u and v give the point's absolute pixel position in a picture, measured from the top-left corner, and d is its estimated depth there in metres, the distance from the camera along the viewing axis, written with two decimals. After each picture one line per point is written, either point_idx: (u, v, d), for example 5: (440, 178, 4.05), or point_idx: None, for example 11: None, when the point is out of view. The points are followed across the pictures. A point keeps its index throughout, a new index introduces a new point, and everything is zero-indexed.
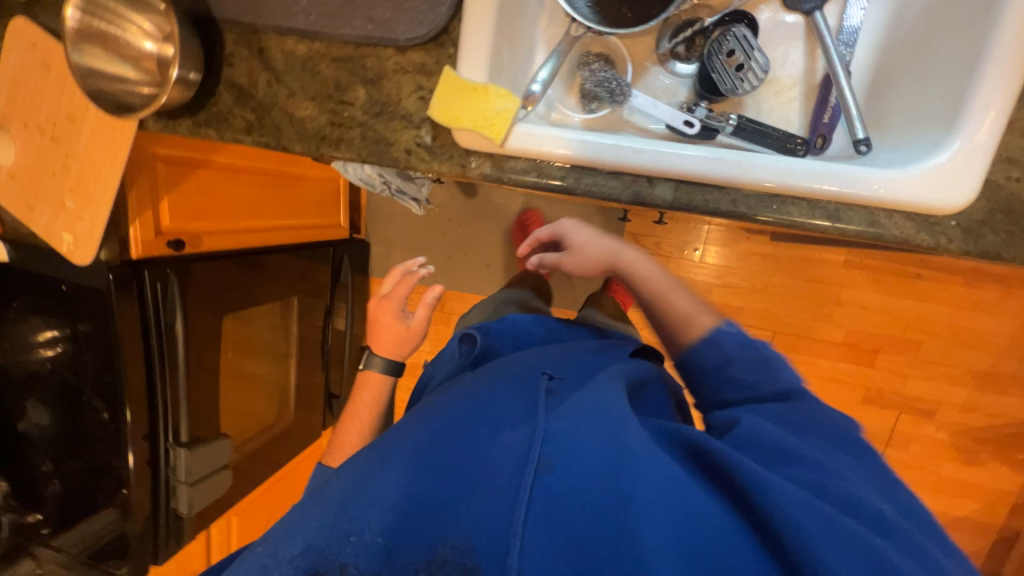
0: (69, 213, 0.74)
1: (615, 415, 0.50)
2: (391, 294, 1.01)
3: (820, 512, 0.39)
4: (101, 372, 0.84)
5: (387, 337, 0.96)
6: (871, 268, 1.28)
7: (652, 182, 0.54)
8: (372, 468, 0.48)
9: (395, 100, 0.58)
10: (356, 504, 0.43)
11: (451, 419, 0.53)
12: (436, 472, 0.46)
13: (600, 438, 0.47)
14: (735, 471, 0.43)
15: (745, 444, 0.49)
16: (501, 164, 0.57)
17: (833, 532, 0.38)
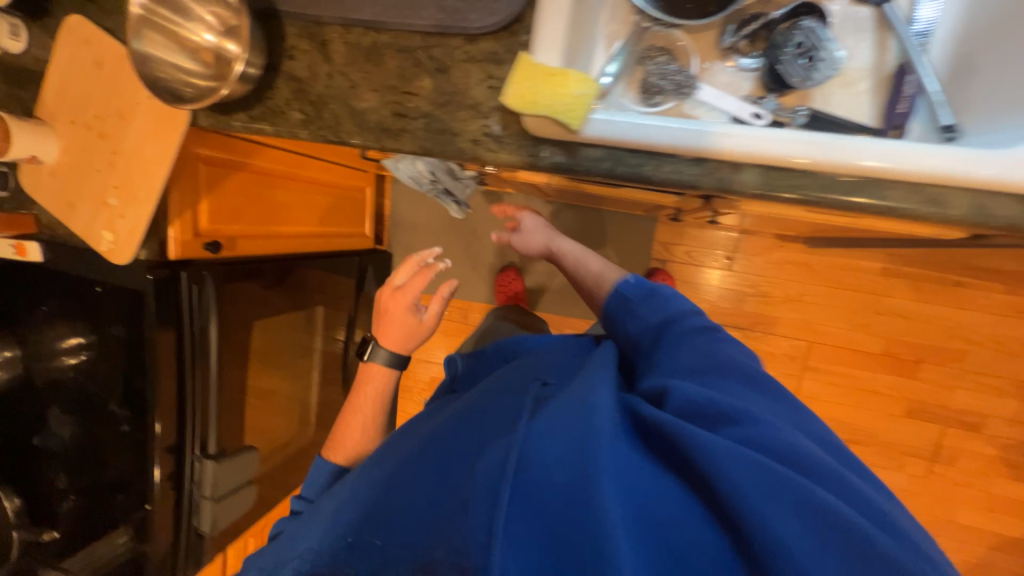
0: (112, 211, 0.72)
1: (578, 401, 0.49)
2: (403, 283, 0.87)
3: (767, 486, 0.41)
4: (132, 378, 0.80)
5: (395, 331, 0.85)
6: (909, 276, 1.26)
7: (738, 167, 0.52)
8: (366, 484, 0.54)
9: (462, 90, 0.57)
10: (349, 515, 0.50)
11: (437, 431, 0.56)
12: (416, 481, 0.49)
13: (564, 428, 0.45)
14: (689, 449, 0.43)
15: (690, 411, 0.49)
16: (575, 152, 0.55)
17: (793, 511, 0.39)
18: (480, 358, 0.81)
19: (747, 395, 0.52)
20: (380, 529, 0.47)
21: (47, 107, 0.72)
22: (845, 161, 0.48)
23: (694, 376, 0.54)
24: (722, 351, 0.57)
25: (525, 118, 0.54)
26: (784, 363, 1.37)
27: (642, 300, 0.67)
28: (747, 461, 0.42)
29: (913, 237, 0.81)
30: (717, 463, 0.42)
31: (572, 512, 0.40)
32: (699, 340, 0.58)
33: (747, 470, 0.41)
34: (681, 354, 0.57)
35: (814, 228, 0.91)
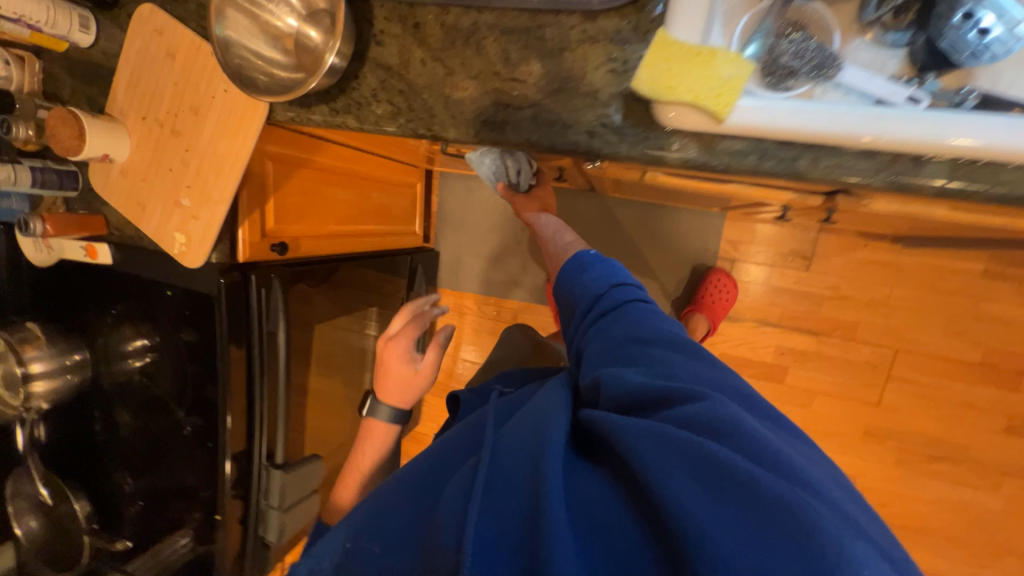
0: (184, 211, 0.69)
1: (536, 409, 0.50)
2: (395, 335, 0.82)
3: (681, 459, 0.38)
4: (203, 384, 0.77)
5: (394, 385, 0.80)
6: (1016, 279, 1.15)
7: (918, 162, 0.44)
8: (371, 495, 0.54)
9: (578, 75, 0.51)
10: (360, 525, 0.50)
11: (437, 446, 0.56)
12: (412, 494, 0.49)
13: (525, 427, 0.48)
14: (616, 434, 0.43)
15: (626, 399, 0.47)
16: (714, 145, 0.48)
17: (703, 486, 0.36)
18: (479, 390, 0.76)
19: (677, 365, 0.50)
20: (381, 537, 0.47)
21: (116, 103, 0.69)
22: None
23: (628, 357, 0.52)
24: (658, 327, 0.55)
25: (658, 105, 0.47)
26: (864, 372, 1.27)
27: (593, 278, 0.62)
28: (655, 437, 0.40)
29: None
30: (633, 443, 0.41)
31: (526, 509, 0.40)
32: (641, 318, 0.56)
33: (657, 448, 0.39)
34: (616, 331, 0.55)
35: (934, 228, 0.81)
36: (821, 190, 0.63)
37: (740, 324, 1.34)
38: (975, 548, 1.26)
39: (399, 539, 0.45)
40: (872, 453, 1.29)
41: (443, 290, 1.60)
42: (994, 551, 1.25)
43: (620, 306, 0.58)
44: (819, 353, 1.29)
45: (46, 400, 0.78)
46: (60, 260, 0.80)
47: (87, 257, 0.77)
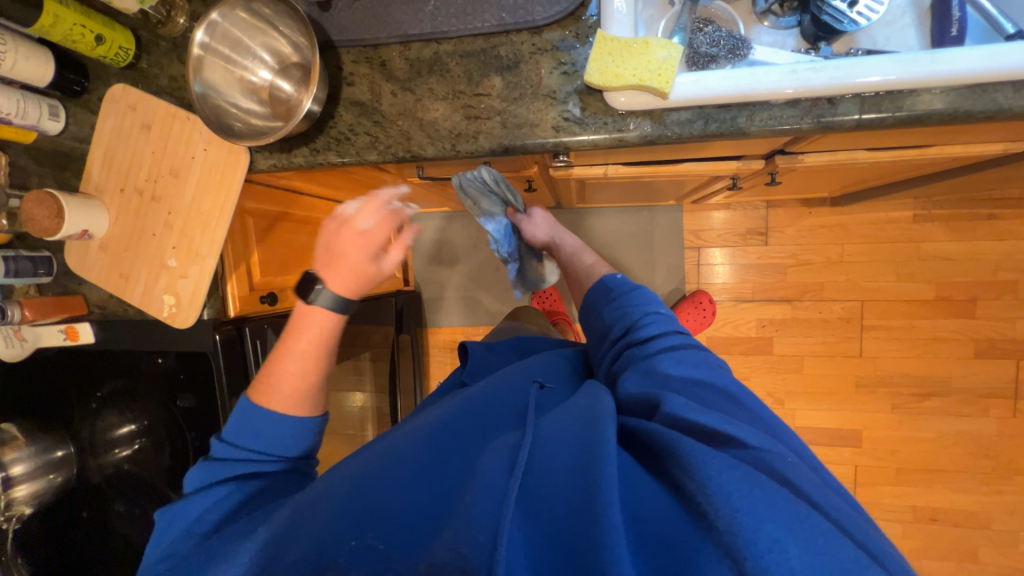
0: (172, 272, 0.69)
1: (589, 419, 0.46)
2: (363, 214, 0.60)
3: (771, 505, 0.35)
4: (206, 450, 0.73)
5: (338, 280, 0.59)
6: (942, 218, 1.29)
7: (833, 102, 0.52)
8: (370, 469, 0.47)
9: (534, 81, 0.58)
10: (358, 510, 0.43)
11: (450, 425, 0.50)
12: (431, 483, 0.44)
13: (578, 441, 0.43)
14: (687, 462, 0.39)
15: (684, 425, 0.43)
16: (664, 119, 0.54)
17: (791, 534, 0.33)
18: (491, 344, 0.74)
19: (735, 405, 0.46)
20: (388, 531, 0.41)
21: (91, 182, 0.70)
22: (953, 75, 0.48)
23: (682, 390, 0.47)
24: (708, 359, 0.51)
25: (611, 93, 0.54)
26: (841, 328, 1.35)
27: (630, 302, 0.59)
28: (740, 476, 0.37)
29: (966, 163, 0.83)
30: (713, 476, 0.37)
31: (575, 521, 0.38)
32: (691, 350, 0.51)
33: (741, 484, 0.36)
34: (669, 361, 0.50)
35: (863, 177, 0.92)
36: (763, 151, 0.71)
37: (719, 306, 1.41)
38: (985, 474, 1.30)
39: (409, 542, 0.40)
40: (868, 403, 1.35)
41: (430, 330, 1.61)
42: (1003, 474, 1.30)
43: (667, 338, 0.53)
44: (796, 318, 1.37)
45: (28, 503, 0.74)
46: (36, 352, 0.76)
47: (67, 341, 0.74)
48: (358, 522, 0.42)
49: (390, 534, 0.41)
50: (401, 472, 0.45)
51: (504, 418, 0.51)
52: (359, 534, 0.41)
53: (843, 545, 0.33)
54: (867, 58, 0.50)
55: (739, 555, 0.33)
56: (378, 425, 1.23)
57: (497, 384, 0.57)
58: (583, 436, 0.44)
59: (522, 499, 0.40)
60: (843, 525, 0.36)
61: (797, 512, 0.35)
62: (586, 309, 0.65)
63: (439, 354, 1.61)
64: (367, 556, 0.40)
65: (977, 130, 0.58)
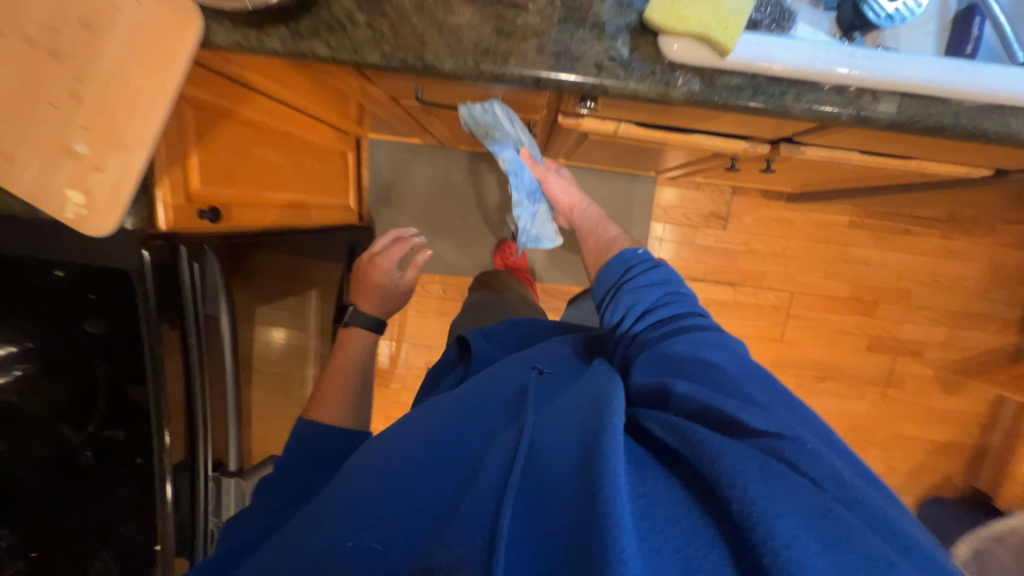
0: (81, 161, 0.52)
1: (591, 408, 0.45)
2: (384, 252, 0.99)
3: (792, 498, 0.34)
4: (122, 387, 0.61)
5: (372, 294, 0.93)
6: (870, 227, 1.44)
7: (875, 97, 0.51)
8: (364, 467, 0.44)
9: (582, 7, 0.50)
10: (353, 507, 0.39)
11: (449, 419, 0.48)
12: (428, 478, 0.41)
13: (584, 432, 0.42)
14: (704, 451, 0.39)
15: (701, 414, 0.43)
16: (714, 80, 0.51)
17: (811, 528, 0.33)
18: (490, 334, 0.70)
19: (749, 390, 0.45)
20: (385, 529, 0.37)
21: None
22: (982, 89, 0.50)
23: (694, 372, 0.47)
24: (727, 345, 0.50)
25: (666, 37, 0.48)
26: (770, 314, 1.50)
27: (644, 285, 0.58)
28: (757, 469, 0.37)
29: (923, 180, 0.91)
30: (726, 467, 0.37)
31: (580, 513, 0.36)
32: (707, 334, 0.51)
33: (760, 476, 0.36)
34: (684, 347, 0.50)
35: (834, 178, 0.98)
36: (773, 136, 0.71)
37: None
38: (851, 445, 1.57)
39: (411, 541, 0.37)
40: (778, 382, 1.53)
41: None
42: (862, 445, 1.57)
43: (682, 324, 0.53)
44: (736, 300, 1.49)
45: None
46: None
47: None
48: (352, 519, 0.38)
49: (386, 531, 0.37)
50: (398, 466, 0.42)
51: (500, 408, 0.50)
52: (353, 533, 0.37)
53: (869, 535, 0.33)
54: (910, 57, 0.50)
55: (757, 542, 0.33)
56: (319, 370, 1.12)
57: (497, 378, 0.55)
58: (587, 427, 0.42)
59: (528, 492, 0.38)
60: (871, 518, 0.35)
61: (822, 504, 0.34)
62: (596, 292, 0.63)
63: None
64: (364, 558, 0.36)
65: (966, 151, 0.62)
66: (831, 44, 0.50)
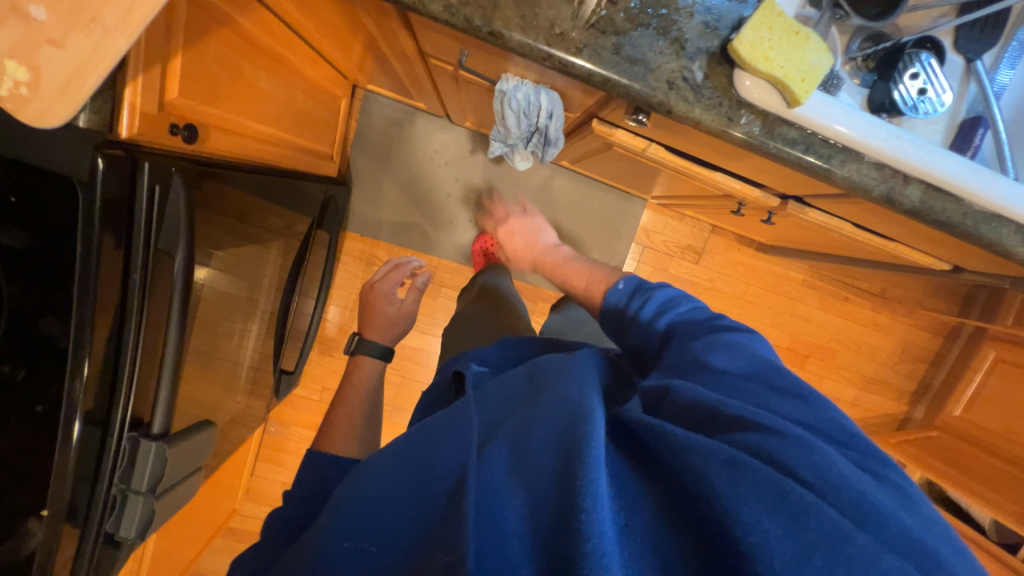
0: (35, 29, 0.41)
1: (560, 401, 0.42)
2: (383, 278, 1.02)
3: (764, 493, 0.33)
4: (35, 315, 0.50)
5: (376, 319, 0.93)
6: (817, 288, 1.57)
7: (905, 181, 0.54)
8: (364, 469, 0.45)
9: (668, 16, 0.48)
10: (349, 508, 0.41)
11: (439, 419, 0.46)
12: (413, 474, 0.42)
13: (564, 430, 0.39)
14: (673, 446, 0.37)
15: (696, 411, 0.41)
16: (773, 128, 0.50)
17: (774, 513, 0.32)
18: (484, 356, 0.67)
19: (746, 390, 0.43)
20: (376, 532, 0.39)
21: None
22: (993, 198, 0.54)
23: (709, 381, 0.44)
24: (741, 345, 0.48)
25: (743, 72, 0.47)
26: None
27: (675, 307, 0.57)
28: (722, 462, 0.34)
29: (886, 259, 0.99)
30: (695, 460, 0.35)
31: (556, 518, 0.34)
32: (725, 335, 0.49)
33: (735, 473, 0.34)
34: (709, 348, 0.47)
35: (813, 241, 1.04)
36: (789, 192, 0.74)
37: None
38: None
39: (399, 547, 0.38)
40: None
41: (349, 234, 1.39)
42: None
43: (720, 336, 0.49)
44: None
45: None
46: None
47: None
48: (342, 523, 0.40)
49: (382, 537, 0.39)
50: (379, 469, 0.44)
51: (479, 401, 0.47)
52: (349, 536, 0.39)
53: (833, 517, 0.31)
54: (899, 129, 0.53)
55: (733, 536, 0.32)
56: (267, 330, 1.01)
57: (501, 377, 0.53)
58: (566, 422, 0.39)
59: (498, 492, 0.37)
60: (867, 517, 0.33)
61: (780, 486, 0.33)
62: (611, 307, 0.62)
63: (352, 265, 1.40)
64: (360, 559, 0.38)
65: (951, 247, 0.67)
66: (868, 116, 0.51)
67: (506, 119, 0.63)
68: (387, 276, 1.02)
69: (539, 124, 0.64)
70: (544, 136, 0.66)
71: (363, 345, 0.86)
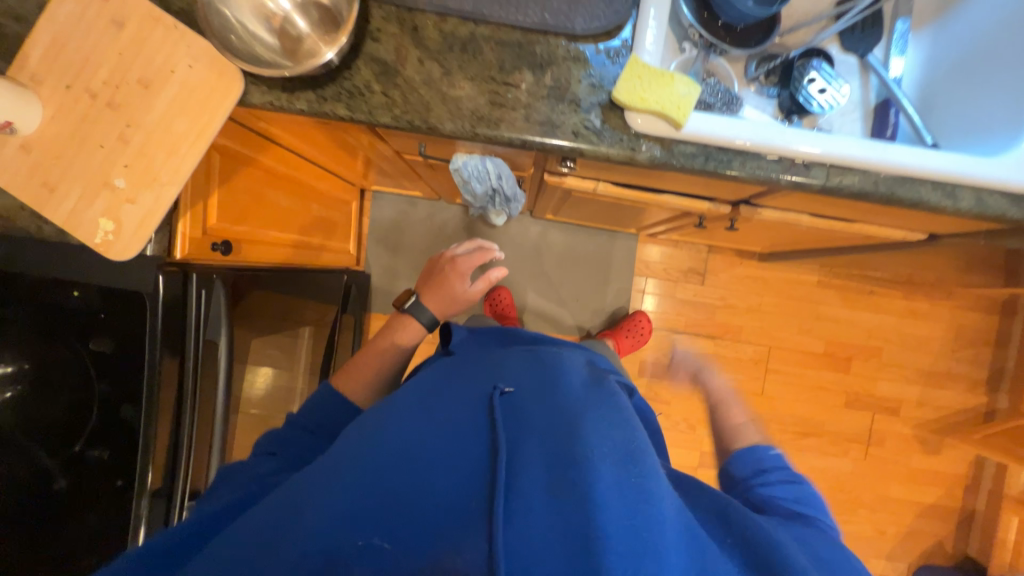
0: (117, 193, 0.59)
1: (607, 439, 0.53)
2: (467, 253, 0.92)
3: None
4: (117, 403, 0.63)
5: (438, 294, 0.86)
6: (837, 287, 1.54)
7: (808, 167, 0.61)
8: (380, 453, 0.47)
9: (562, 86, 0.61)
10: (370, 500, 0.44)
11: (471, 421, 0.53)
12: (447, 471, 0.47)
13: (611, 464, 0.49)
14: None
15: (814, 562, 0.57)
16: (672, 147, 0.60)
17: None
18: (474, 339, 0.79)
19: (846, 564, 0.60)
20: (392, 528, 0.42)
21: (25, 68, 0.58)
22: (898, 164, 0.60)
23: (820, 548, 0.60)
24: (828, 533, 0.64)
25: (631, 112, 0.59)
26: (750, 367, 1.55)
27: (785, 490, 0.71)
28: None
29: (870, 242, 1.01)
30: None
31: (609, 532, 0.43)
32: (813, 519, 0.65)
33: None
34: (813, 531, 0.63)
35: (793, 239, 1.08)
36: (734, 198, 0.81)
37: (655, 332, 1.54)
38: (838, 506, 1.54)
39: (413, 543, 0.42)
40: None
41: (374, 315, 1.54)
42: (849, 506, 1.55)
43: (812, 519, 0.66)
44: (716, 352, 1.54)
45: None
46: None
47: None
48: (357, 522, 0.42)
49: (397, 534, 0.42)
50: (404, 460, 0.47)
51: (514, 413, 0.54)
52: (365, 533, 0.42)
53: None
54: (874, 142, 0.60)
55: None
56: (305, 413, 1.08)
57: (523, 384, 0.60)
58: (615, 460, 0.50)
59: (553, 504, 0.45)
60: None
61: None
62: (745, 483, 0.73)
63: None
64: (371, 556, 0.41)
65: (894, 214, 0.71)
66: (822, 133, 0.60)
67: (467, 185, 0.78)
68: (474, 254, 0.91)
69: (496, 182, 0.77)
70: (502, 187, 0.80)
71: (419, 308, 0.83)
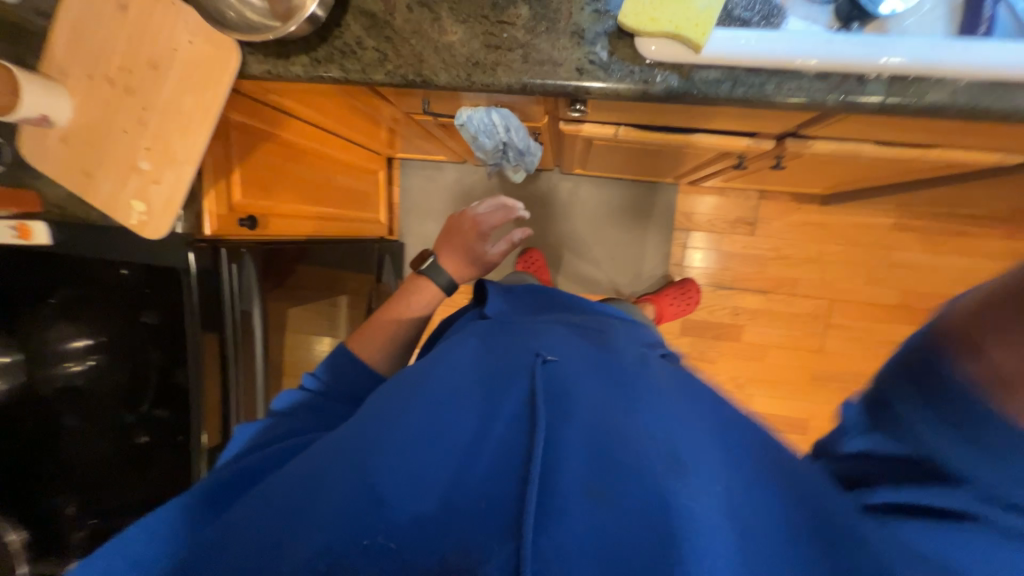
0: (144, 176, 0.62)
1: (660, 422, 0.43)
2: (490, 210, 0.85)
3: None
4: (169, 369, 0.70)
5: (456, 255, 0.84)
6: (917, 229, 1.34)
7: (863, 82, 0.51)
8: (394, 434, 0.43)
9: (562, 17, 0.55)
10: (379, 486, 0.40)
11: (498, 399, 0.47)
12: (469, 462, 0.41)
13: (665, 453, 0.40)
14: None
15: None
16: (692, 75, 0.52)
17: None
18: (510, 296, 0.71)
19: None
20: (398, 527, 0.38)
21: (53, 61, 0.62)
22: (986, 66, 0.48)
23: None
24: None
25: (642, 39, 0.51)
26: (808, 323, 1.42)
27: None
28: None
29: (956, 171, 0.85)
30: None
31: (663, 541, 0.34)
32: None
33: None
34: None
35: (857, 175, 0.94)
36: (777, 130, 0.70)
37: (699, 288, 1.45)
38: None
39: (423, 540, 0.37)
40: (819, 397, 1.44)
41: None
42: None
43: None
44: (769, 308, 1.43)
45: None
46: None
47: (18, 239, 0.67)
48: (363, 518, 0.38)
49: (404, 534, 0.37)
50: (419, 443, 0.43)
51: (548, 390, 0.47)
52: (369, 532, 0.37)
53: None
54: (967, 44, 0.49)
55: None
56: None
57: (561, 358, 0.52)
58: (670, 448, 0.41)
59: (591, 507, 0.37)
60: None
61: None
62: None
63: None
64: (377, 554, 0.36)
65: (980, 132, 0.59)
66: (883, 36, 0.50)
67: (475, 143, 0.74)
68: (497, 212, 0.84)
69: (504, 138, 0.73)
70: (512, 142, 0.75)
71: (435, 269, 0.83)
